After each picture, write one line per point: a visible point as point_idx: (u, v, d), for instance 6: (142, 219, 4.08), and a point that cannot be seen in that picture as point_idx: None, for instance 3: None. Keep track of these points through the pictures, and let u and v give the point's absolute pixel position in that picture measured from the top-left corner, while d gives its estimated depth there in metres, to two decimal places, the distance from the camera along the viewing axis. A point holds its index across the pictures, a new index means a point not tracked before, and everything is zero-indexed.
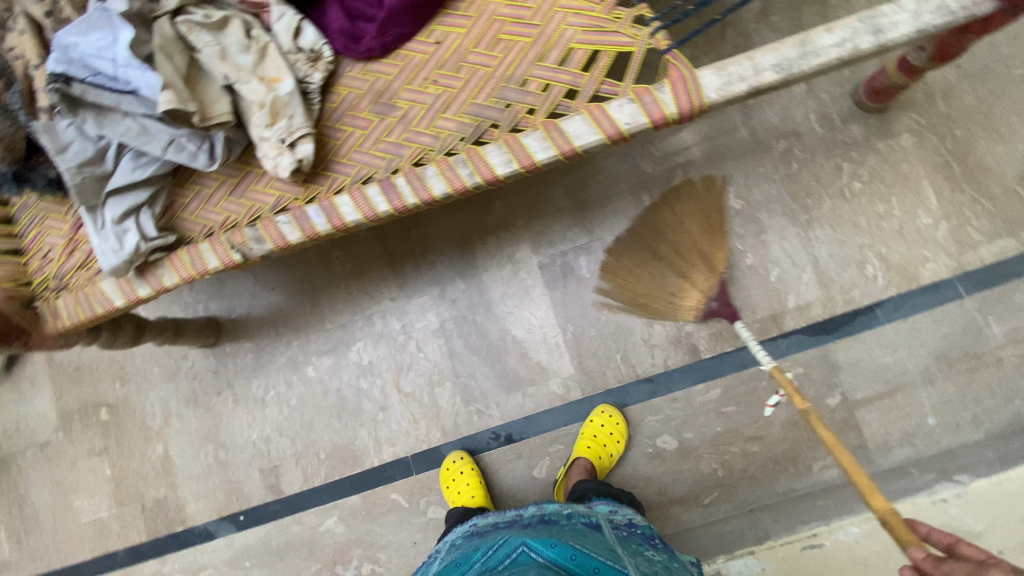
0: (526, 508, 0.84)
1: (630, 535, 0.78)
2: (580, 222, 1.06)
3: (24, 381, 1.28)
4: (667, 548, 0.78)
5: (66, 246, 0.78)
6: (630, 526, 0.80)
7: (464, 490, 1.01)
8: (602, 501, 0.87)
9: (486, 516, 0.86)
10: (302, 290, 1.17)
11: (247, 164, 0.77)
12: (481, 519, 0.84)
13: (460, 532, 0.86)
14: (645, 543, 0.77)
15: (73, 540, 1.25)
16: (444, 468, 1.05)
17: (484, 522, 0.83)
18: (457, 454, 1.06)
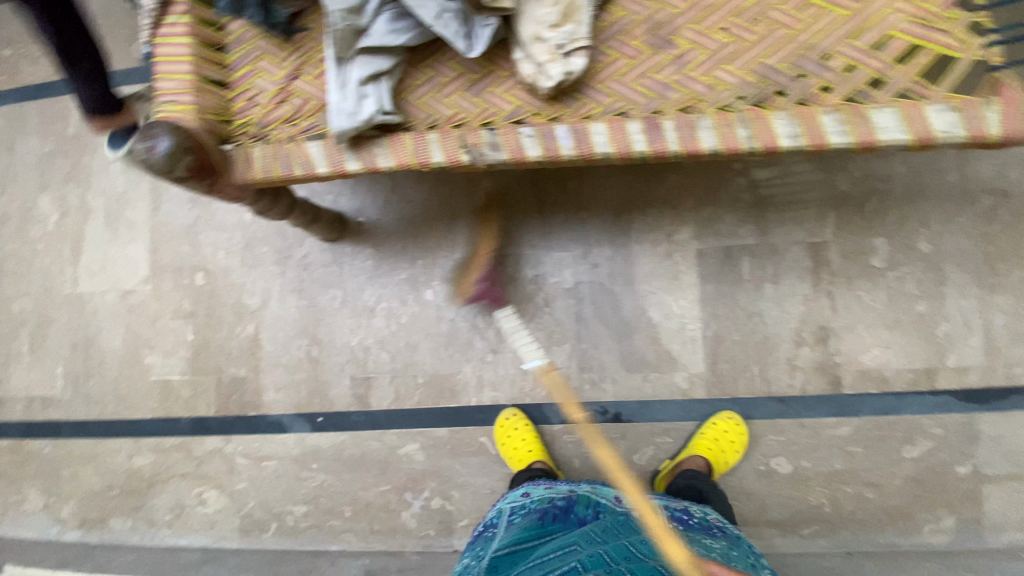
0: (578, 485, 0.90)
1: (686, 521, 0.79)
2: (755, 220, 1.00)
3: (121, 223, 1.23)
4: (725, 533, 0.79)
5: (276, 94, 0.72)
6: (687, 512, 0.82)
7: (521, 446, 1.02)
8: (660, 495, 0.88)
9: (537, 486, 0.89)
10: (440, 211, 1.12)
11: (491, 62, 0.70)
12: (535, 495, 0.86)
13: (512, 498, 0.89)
14: (702, 532, 0.78)
15: (134, 395, 1.20)
16: (498, 425, 1.05)
17: (538, 498, 0.85)
18: (512, 410, 1.06)
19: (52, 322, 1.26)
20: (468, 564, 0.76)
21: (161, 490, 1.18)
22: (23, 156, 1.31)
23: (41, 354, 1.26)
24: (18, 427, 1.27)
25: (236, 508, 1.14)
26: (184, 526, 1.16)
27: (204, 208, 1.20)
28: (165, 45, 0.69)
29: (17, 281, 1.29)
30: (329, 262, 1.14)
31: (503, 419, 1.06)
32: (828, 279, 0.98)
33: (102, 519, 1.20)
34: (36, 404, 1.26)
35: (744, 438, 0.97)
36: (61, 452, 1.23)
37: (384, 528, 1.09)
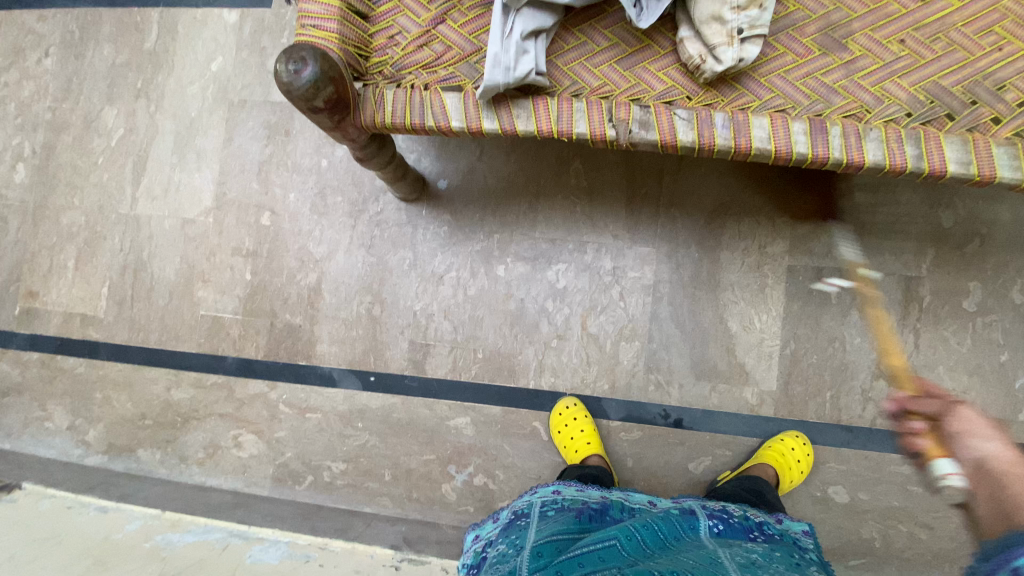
0: (611, 491, 0.84)
1: (726, 528, 0.73)
2: (851, 245, 0.99)
3: (191, 150, 1.19)
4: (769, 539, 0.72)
5: (419, 36, 0.68)
6: (725, 515, 0.76)
7: (578, 437, 0.99)
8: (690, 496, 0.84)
9: (568, 485, 0.85)
10: (525, 186, 1.09)
11: (648, 37, 0.67)
12: (567, 493, 0.81)
13: (541, 495, 0.83)
14: (745, 535, 0.72)
15: (180, 327, 1.17)
16: (556, 412, 1.02)
17: (570, 498, 0.80)
18: (572, 401, 1.03)
19: (103, 240, 1.21)
20: (505, 552, 0.68)
21: (196, 427, 1.15)
22: (91, 63, 1.24)
23: (86, 271, 1.21)
24: (51, 341, 1.21)
25: (273, 456, 1.12)
26: (216, 466, 1.14)
27: (279, 148, 1.16)
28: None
29: (69, 191, 1.23)
30: (403, 222, 1.11)
31: (557, 408, 1.03)
32: (916, 315, 0.97)
33: (131, 448, 1.17)
34: (75, 322, 1.21)
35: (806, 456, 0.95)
36: (95, 374, 1.19)
37: (422, 497, 1.07)
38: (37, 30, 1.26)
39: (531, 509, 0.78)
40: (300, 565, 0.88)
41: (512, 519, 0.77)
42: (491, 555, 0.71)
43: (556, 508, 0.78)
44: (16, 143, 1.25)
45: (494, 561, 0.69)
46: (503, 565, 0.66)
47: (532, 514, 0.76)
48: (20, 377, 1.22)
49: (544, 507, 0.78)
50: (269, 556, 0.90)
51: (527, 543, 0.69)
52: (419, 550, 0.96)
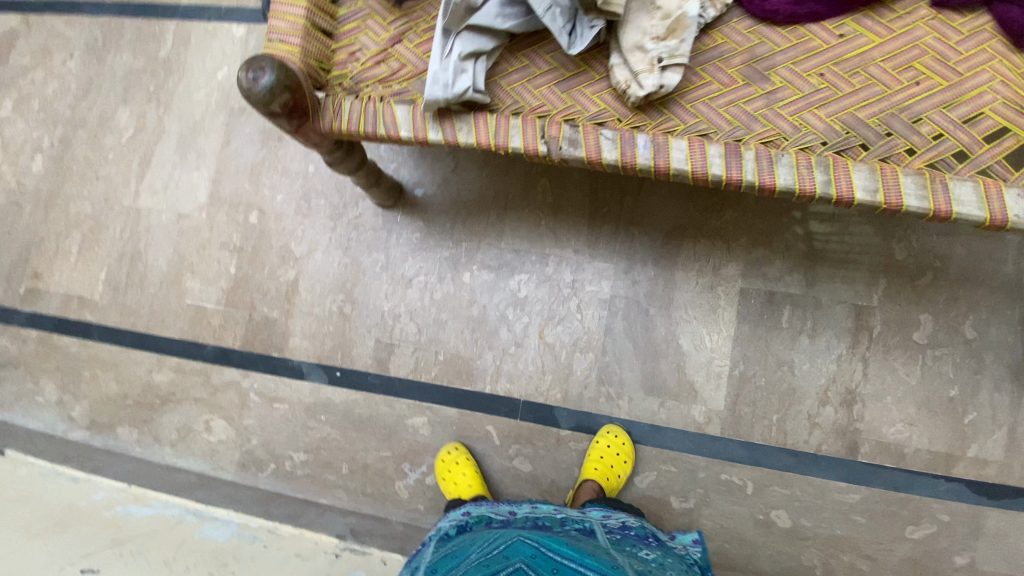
0: (521, 508, 0.89)
1: (625, 536, 0.81)
2: (803, 271, 1.01)
3: (191, 150, 1.28)
4: (662, 547, 0.80)
5: (377, 54, 0.75)
6: (625, 530, 0.83)
7: (462, 479, 1.02)
8: (595, 507, 0.89)
9: (480, 507, 0.89)
10: (494, 198, 1.14)
11: (585, 63, 0.72)
12: (475, 512, 0.86)
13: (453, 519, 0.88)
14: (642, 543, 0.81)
15: (167, 314, 1.24)
16: (439, 459, 1.06)
17: (477, 517, 0.85)
18: (453, 446, 1.07)
19: (106, 229, 1.30)
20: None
21: (172, 410, 1.21)
22: (110, 67, 1.35)
23: (88, 256, 1.30)
24: (49, 320, 1.30)
25: (240, 442, 1.17)
26: (187, 449, 1.19)
27: (271, 152, 1.24)
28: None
29: (79, 183, 1.33)
30: (379, 227, 1.18)
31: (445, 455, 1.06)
32: (866, 344, 0.98)
33: (111, 425, 1.23)
34: (72, 303, 1.29)
35: (632, 448, 1.00)
36: (86, 353, 1.27)
37: (376, 492, 1.11)
38: (66, 36, 1.39)
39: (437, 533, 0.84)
40: (245, 543, 0.92)
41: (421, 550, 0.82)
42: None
43: (458, 529, 0.84)
44: (37, 136, 1.37)
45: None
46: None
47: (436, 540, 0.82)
48: (17, 352, 1.30)
49: (449, 527, 0.84)
50: (218, 533, 0.94)
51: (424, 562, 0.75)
52: (363, 542, 1.00)
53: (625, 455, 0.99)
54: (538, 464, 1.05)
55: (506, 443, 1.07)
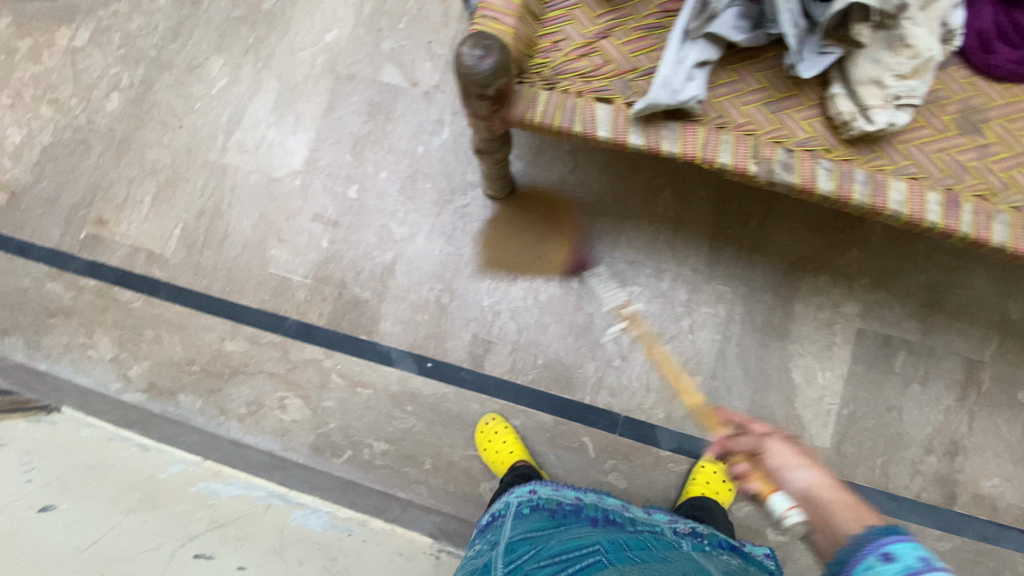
0: (585, 494, 0.92)
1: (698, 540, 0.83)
2: (920, 319, 1.02)
3: (289, 111, 1.21)
4: (739, 554, 0.83)
5: (582, 46, 0.71)
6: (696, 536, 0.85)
7: (502, 448, 1.04)
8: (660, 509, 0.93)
9: (546, 487, 0.91)
10: (613, 205, 1.10)
11: (796, 87, 0.70)
12: (544, 493, 0.89)
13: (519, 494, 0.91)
14: (721, 548, 0.83)
15: (246, 281, 1.17)
16: (479, 429, 1.07)
17: (545, 498, 0.88)
18: (490, 416, 1.08)
19: (184, 182, 1.22)
20: (478, 550, 0.78)
21: (243, 382, 1.15)
22: (206, 11, 1.27)
23: (162, 208, 1.22)
24: (111, 272, 1.21)
25: (316, 424, 1.12)
26: (257, 425, 1.13)
27: (378, 126, 1.19)
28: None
29: (159, 129, 1.25)
30: (486, 219, 1.14)
31: (477, 433, 1.07)
32: (974, 398, 1.00)
33: (171, 391, 1.16)
34: (139, 257, 1.21)
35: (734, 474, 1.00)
36: (150, 311, 1.19)
37: (458, 492, 1.07)
38: None
39: (506, 506, 0.87)
40: (344, 536, 0.88)
41: (492, 521, 0.86)
42: (469, 551, 0.81)
43: (530, 507, 0.86)
44: (115, 73, 1.28)
45: (470, 558, 0.78)
46: (480, 559, 0.75)
47: (507, 514, 0.85)
48: (72, 301, 1.21)
49: (520, 504, 0.86)
50: (311, 523, 0.89)
51: (500, 539, 0.78)
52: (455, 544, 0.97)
53: (728, 480, 0.99)
54: (633, 482, 1.04)
55: (601, 457, 1.05)
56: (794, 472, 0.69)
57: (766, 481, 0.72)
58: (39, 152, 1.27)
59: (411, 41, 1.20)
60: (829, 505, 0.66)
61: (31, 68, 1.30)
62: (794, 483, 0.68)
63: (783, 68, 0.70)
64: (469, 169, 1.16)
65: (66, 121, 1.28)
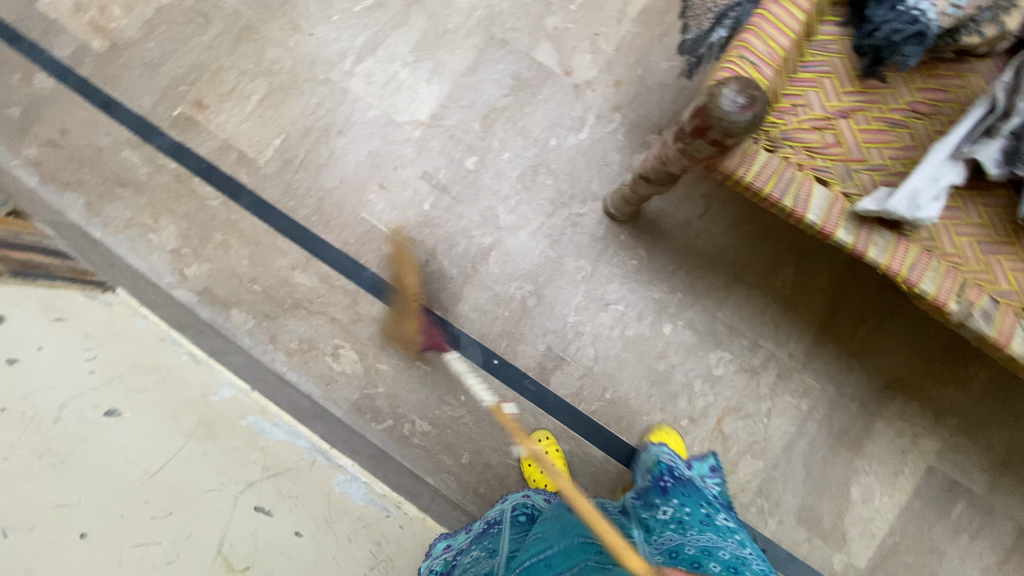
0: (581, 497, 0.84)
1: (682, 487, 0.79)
2: (990, 475, 1.01)
3: (428, 56, 1.13)
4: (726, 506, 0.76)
5: (819, 119, 0.67)
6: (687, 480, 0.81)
7: None
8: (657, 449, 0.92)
9: (538, 494, 0.83)
10: (730, 266, 1.05)
11: (1014, 236, 0.67)
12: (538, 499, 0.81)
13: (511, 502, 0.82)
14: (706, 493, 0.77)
15: (335, 216, 1.12)
16: (528, 445, 1.03)
17: (540, 505, 0.80)
18: (544, 434, 1.04)
19: (298, 93, 1.14)
20: (476, 557, 0.71)
21: (301, 317, 1.09)
22: None
23: (267, 112, 1.14)
24: (195, 161, 1.14)
25: (364, 383, 1.07)
26: (303, 365, 1.08)
27: (517, 104, 1.12)
28: (783, 6, 0.63)
29: (286, 28, 1.16)
30: (598, 234, 1.08)
31: (525, 467, 1.04)
32: (1016, 566, 0.99)
33: (225, 302, 1.10)
34: (230, 154, 1.14)
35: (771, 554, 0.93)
36: (226, 215, 1.12)
37: (487, 496, 1.04)
38: None
39: (501, 514, 0.80)
40: (382, 517, 0.85)
41: (486, 529, 0.77)
42: (466, 557, 0.73)
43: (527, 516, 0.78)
44: None
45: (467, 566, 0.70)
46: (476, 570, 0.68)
47: (504, 522, 0.77)
48: (148, 177, 1.15)
49: (516, 512, 0.79)
50: (352, 493, 0.86)
51: (501, 548, 0.71)
52: None
53: None
54: None
55: None
56: None
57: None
58: (153, 11, 1.20)
59: (577, 27, 1.13)
60: None
61: None
62: None
63: (1008, 213, 0.67)
64: (595, 178, 1.10)
65: None
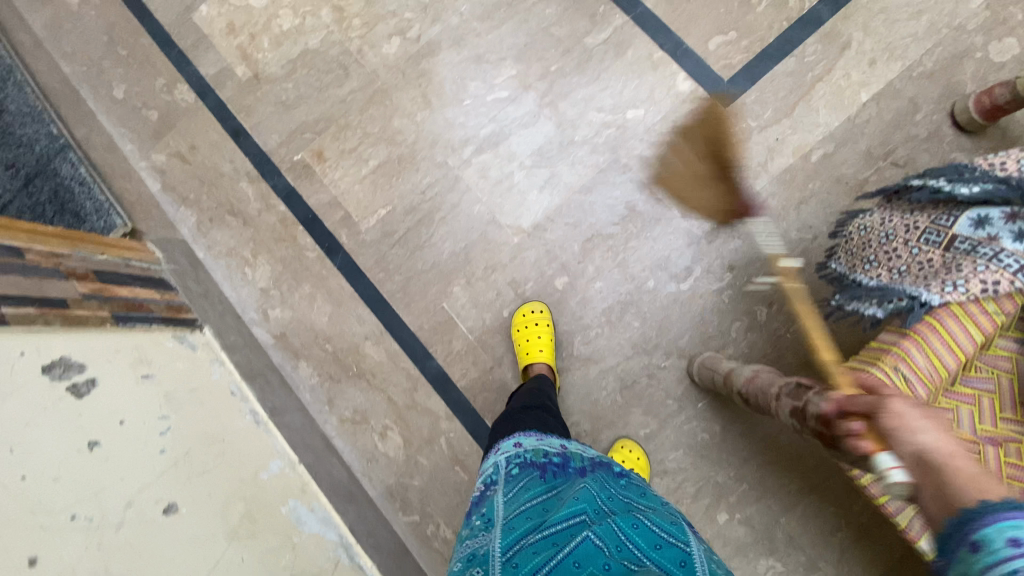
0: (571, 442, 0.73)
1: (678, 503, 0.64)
2: None
3: (546, 165, 1.11)
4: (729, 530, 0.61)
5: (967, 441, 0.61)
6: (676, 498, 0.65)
7: None
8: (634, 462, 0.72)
9: (529, 437, 0.73)
10: (808, 471, 0.97)
11: None
12: (530, 447, 0.70)
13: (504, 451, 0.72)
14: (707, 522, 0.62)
15: (416, 299, 1.13)
16: None
17: (532, 451, 0.70)
18: None
19: (413, 169, 1.16)
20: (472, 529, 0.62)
21: (361, 389, 1.12)
22: (527, 9, 1.14)
23: (380, 181, 1.17)
24: (304, 209, 1.19)
25: (402, 471, 1.08)
26: (351, 435, 1.10)
27: (623, 236, 1.07)
28: (961, 319, 0.59)
29: (417, 101, 1.17)
30: (673, 395, 1.03)
31: None
32: None
33: (298, 354, 1.15)
34: (336, 212, 1.18)
35: None
36: (319, 270, 1.17)
37: None
38: None
39: (496, 469, 0.69)
40: None
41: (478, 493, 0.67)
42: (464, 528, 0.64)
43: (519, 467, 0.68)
44: (407, 18, 1.19)
45: (463, 541, 0.62)
46: (469, 545, 0.59)
47: (497, 481, 0.67)
48: (258, 213, 1.20)
49: (508, 464, 0.68)
50: None
51: (497, 517, 0.61)
52: None
53: None
54: None
55: None
56: (917, 428, 0.50)
57: (877, 440, 0.54)
58: (298, 52, 1.23)
59: None
60: (945, 468, 0.47)
61: None
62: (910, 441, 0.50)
63: None
64: (686, 334, 1.04)
65: (339, 37, 1.21)
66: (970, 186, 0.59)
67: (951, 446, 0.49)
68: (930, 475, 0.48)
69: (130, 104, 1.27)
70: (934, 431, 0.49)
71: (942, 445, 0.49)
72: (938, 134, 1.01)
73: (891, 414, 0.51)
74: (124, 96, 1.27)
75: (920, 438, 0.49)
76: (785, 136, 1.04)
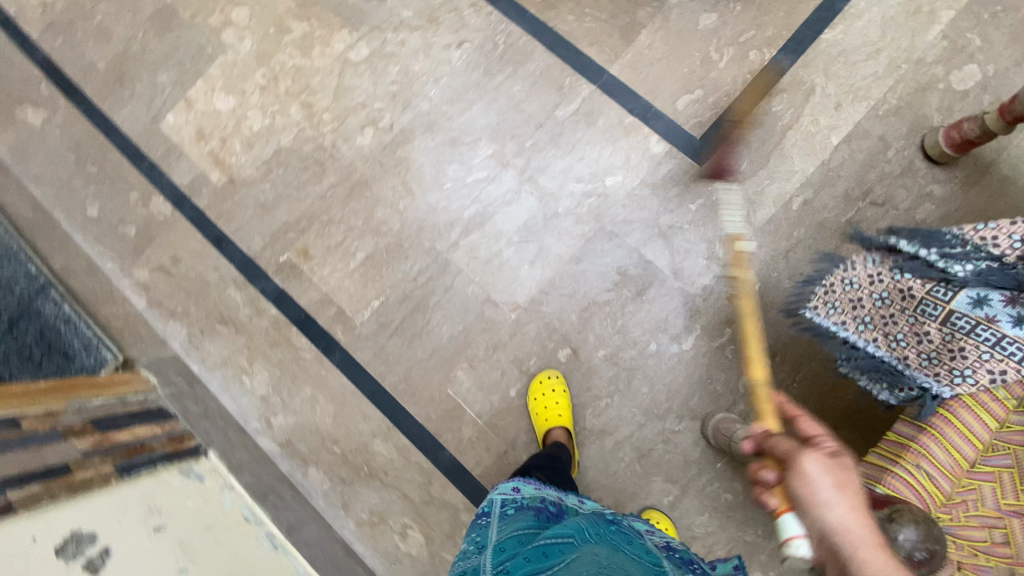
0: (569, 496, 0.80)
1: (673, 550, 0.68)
2: None
3: (534, 240, 1.11)
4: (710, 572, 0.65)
5: (989, 517, 0.63)
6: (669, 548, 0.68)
7: None
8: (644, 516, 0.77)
9: (528, 484, 0.79)
10: None
11: None
12: (528, 493, 0.75)
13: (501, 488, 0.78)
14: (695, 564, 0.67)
15: (421, 389, 1.12)
16: None
17: (529, 496, 0.75)
18: None
19: (402, 258, 1.15)
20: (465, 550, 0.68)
21: (376, 489, 1.10)
22: (495, 87, 1.15)
23: (370, 273, 1.16)
24: (296, 310, 1.18)
25: (428, 569, 1.06)
26: (371, 538, 1.08)
27: (619, 301, 1.07)
28: (974, 410, 0.66)
29: (397, 189, 1.16)
30: (690, 457, 1.02)
31: None
32: None
33: (306, 460, 1.12)
34: (329, 309, 1.17)
35: None
36: (318, 371, 1.15)
37: None
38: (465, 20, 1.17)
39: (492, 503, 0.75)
40: None
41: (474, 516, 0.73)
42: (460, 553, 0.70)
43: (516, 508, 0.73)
44: (377, 108, 1.19)
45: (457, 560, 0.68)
46: (462, 565, 0.65)
47: (492, 514, 0.72)
48: (248, 319, 1.18)
49: (505, 503, 0.73)
50: None
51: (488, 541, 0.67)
52: None
53: None
54: None
55: None
56: (823, 501, 0.48)
57: (780, 488, 0.53)
58: (272, 152, 1.22)
59: (694, 228, 1.07)
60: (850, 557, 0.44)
61: (297, 59, 1.23)
62: (813, 515, 0.48)
63: None
64: (695, 395, 1.04)
65: (311, 133, 1.21)
66: (964, 267, 0.67)
67: (867, 528, 0.46)
68: (834, 557, 0.46)
69: (106, 222, 1.25)
70: (853, 512, 0.46)
71: (851, 527, 0.46)
72: (912, 169, 1.03)
73: (802, 478, 0.49)
74: (99, 215, 1.25)
75: (828, 517, 0.47)
76: (764, 187, 1.06)
